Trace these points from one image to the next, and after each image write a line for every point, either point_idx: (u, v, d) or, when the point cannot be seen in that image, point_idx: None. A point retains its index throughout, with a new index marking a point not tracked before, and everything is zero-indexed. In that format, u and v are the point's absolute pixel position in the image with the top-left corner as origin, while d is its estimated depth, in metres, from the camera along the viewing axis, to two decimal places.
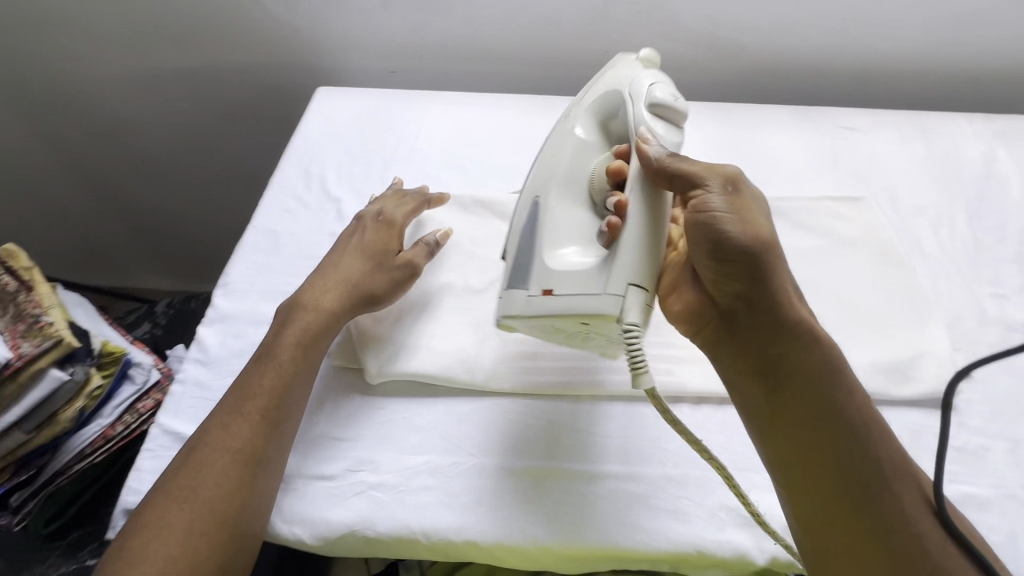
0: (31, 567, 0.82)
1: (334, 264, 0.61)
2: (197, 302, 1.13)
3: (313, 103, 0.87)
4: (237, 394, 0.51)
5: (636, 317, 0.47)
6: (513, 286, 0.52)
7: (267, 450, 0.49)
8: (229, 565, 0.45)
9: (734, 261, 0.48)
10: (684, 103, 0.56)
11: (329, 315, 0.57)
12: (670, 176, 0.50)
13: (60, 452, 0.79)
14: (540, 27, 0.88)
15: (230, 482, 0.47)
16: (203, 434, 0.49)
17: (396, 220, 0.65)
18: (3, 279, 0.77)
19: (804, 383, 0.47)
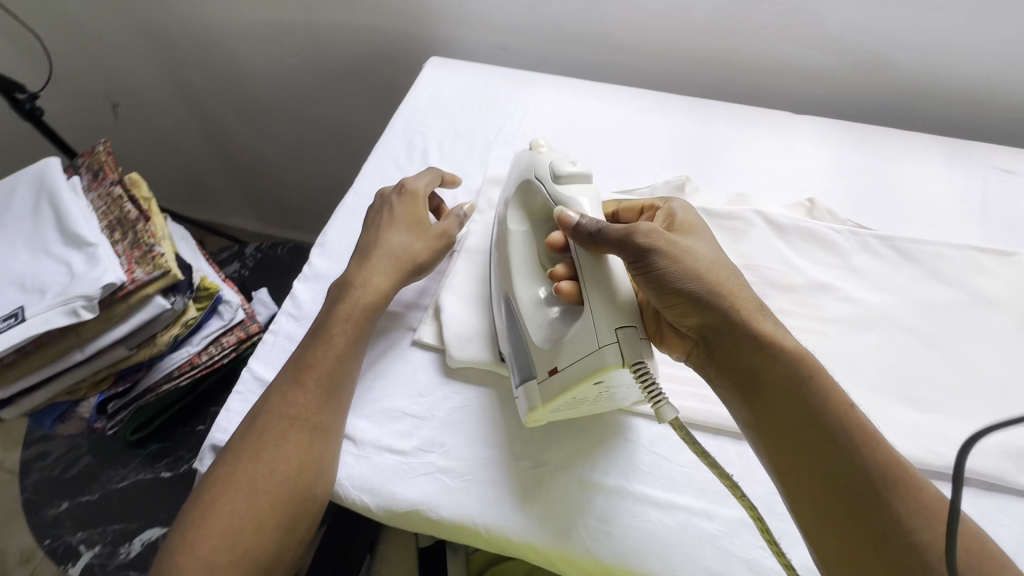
0: (119, 465, 0.92)
1: (373, 238, 0.61)
2: (283, 250, 1.18)
3: (423, 72, 0.86)
4: (296, 365, 0.52)
5: (639, 354, 0.45)
6: (526, 379, 0.52)
7: (328, 418, 0.51)
8: (292, 525, 0.47)
9: (676, 285, 0.48)
10: (582, 167, 0.55)
11: (380, 288, 0.58)
12: (597, 242, 0.49)
13: (151, 370, 0.86)
14: (669, 18, 0.83)
15: (295, 448, 0.48)
16: (266, 402, 0.51)
17: (423, 191, 0.64)
18: (124, 204, 0.81)
19: (778, 394, 0.46)
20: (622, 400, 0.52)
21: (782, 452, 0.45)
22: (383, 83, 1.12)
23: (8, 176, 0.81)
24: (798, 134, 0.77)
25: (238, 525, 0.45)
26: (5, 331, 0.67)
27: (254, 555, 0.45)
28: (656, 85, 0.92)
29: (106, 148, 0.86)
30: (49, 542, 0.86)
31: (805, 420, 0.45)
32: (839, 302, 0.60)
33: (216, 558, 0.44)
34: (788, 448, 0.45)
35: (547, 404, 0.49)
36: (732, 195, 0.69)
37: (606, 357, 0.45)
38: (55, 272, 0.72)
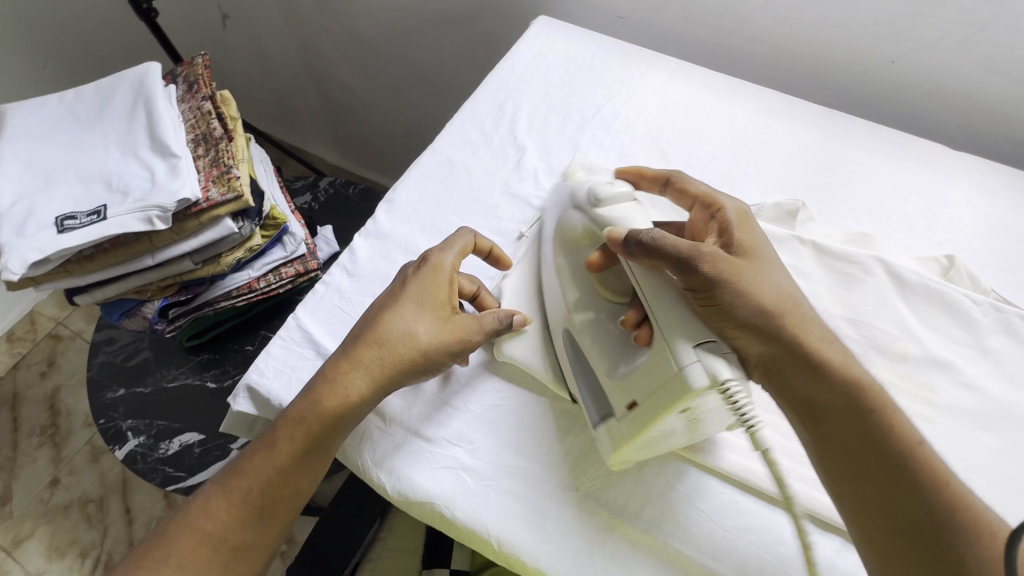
0: (172, 365, 0.98)
1: (375, 312, 0.51)
2: (354, 191, 1.18)
3: (529, 32, 0.80)
4: (235, 466, 0.48)
5: (727, 368, 0.39)
6: (604, 417, 0.47)
7: (249, 534, 0.47)
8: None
9: (730, 292, 0.44)
10: (624, 184, 0.52)
11: (352, 392, 0.48)
12: (649, 250, 0.45)
13: (213, 287, 0.89)
14: (824, 9, 0.70)
15: (203, 563, 0.45)
16: (192, 502, 0.47)
17: (447, 272, 0.52)
18: (211, 120, 0.81)
19: (836, 414, 0.43)
20: (710, 428, 0.46)
21: (836, 471, 0.42)
22: (484, 36, 1.06)
23: (112, 74, 0.83)
24: (950, 174, 0.64)
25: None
26: (87, 226, 0.71)
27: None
28: (786, 84, 0.81)
29: (204, 61, 0.86)
30: (103, 422, 0.94)
31: (857, 435, 0.41)
32: (956, 387, 0.51)
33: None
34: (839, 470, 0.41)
35: (630, 442, 0.44)
36: (852, 233, 0.59)
37: (690, 378, 0.39)
38: (138, 177, 0.74)
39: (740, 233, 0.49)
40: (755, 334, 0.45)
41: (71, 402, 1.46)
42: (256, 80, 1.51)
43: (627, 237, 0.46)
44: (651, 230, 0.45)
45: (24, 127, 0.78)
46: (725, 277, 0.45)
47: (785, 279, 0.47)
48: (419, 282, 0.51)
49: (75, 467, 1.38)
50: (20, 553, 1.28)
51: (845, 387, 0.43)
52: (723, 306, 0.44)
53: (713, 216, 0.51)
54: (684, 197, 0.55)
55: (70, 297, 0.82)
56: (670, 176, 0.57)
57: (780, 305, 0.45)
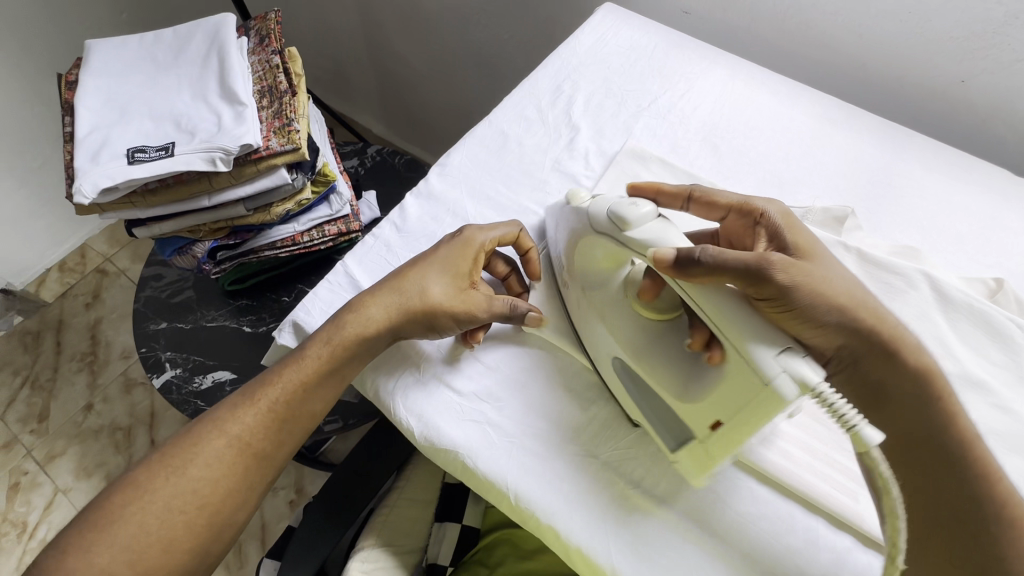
0: (212, 307, 1.03)
1: (401, 270, 0.54)
2: (400, 161, 1.21)
3: (595, 16, 0.80)
4: (261, 382, 0.52)
5: (814, 372, 0.38)
6: (683, 441, 0.46)
7: (266, 446, 0.50)
8: (199, 548, 0.48)
9: (801, 293, 0.45)
10: (648, 202, 0.49)
11: (373, 322, 0.51)
12: (709, 268, 0.44)
13: (260, 237, 0.93)
14: (900, 20, 0.69)
15: (220, 468, 0.49)
16: (217, 412, 0.51)
17: (476, 244, 0.54)
18: (278, 74, 0.84)
19: (902, 398, 0.47)
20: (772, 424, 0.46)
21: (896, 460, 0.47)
22: (545, 20, 1.07)
23: (190, 21, 0.87)
24: (1007, 199, 0.63)
25: (140, 539, 0.46)
26: (156, 161, 0.75)
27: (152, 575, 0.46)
28: (851, 94, 0.80)
29: (276, 17, 0.89)
30: (144, 351, 0.99)
31: (920, 423, 0.46)
32: (989, 408, 0.50)
33: (112, 566, 0.45)
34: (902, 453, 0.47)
35: (717, 461, 0.44)
36: (899, 245, 0.59)
37: (782, 393, 0.38)
38: (206, 120, 0.78)
39: (792, 236, 0.50)
40: (833, 333, 0.47)
41: (111, 334, 1.54)
42: (317, 45, 1.56)
43: (678, 259, 0.44)
44: (706, 249, 0.43)
45: (105, 62, 0.82)
46: (801, 279, 0.45)
47: (843, 273, 0.49)
48: (446, 247, 0.54)
49: (109, 395, 1.45)
50: (52, 468, 1.36)
51: (913, 378, 0.47)
52: (799, 305, 0.45)
53: (759, 223, 0.52)
54: (715, 209, 0.55)
55: (129, 228, 0.87)
56: (692, 193, 0.56)
57: (850, 298, 0.47)
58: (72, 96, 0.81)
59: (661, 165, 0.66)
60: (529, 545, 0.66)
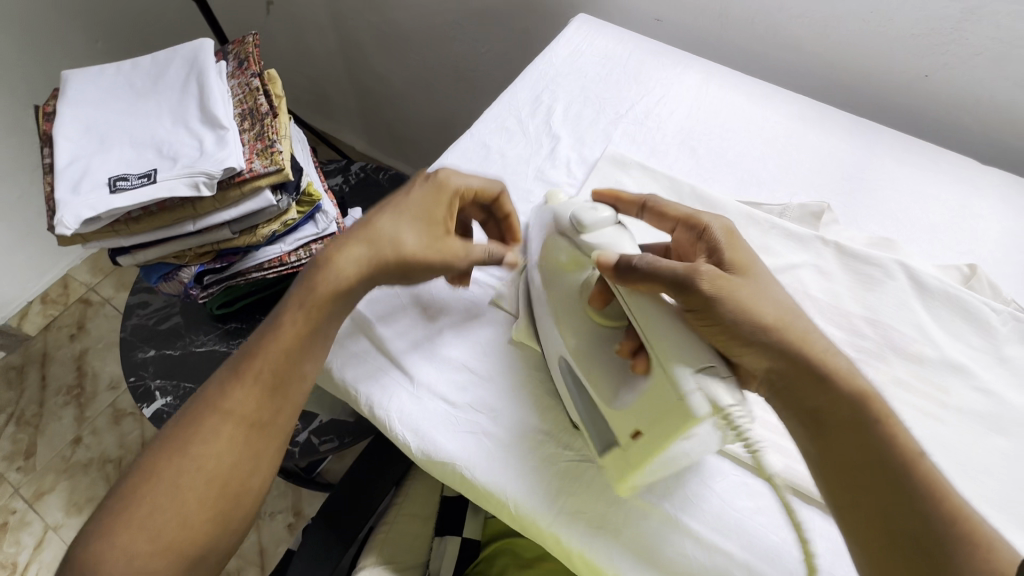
0: (201, 332, 1.02)
1: (368, 218, 0.55)
2: (384, 177, 1.21)
3: (569, 27, 0.82)
4: (245, 352, 0.51)
5: (727, 395, 0.40)
6: (608, 447, 0.47)
7: (268, 413, 0.49)
8: (222, 521, 0.47)
9: (729, 309, 0.45)
10: (609, 210, 0.53)
11: (346, 282, 0.52)
12: (645, 276, 0.47)
13: (246, 259, 0.93)
14: (862, 21, 0.72)
15: (224, 440, 0.48)
16: (208, 388, 0.50)
17: (451, 189, 0.56)
18: (259, 96, 0.85)
19: (837, 429, 0.44)
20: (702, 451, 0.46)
21: (840, 480, 0.44)
22: (522, 32, 1.08)
23: (168, 48, 0.87)
24: (977, 187, 0.65)
25: (158, 522, 0.45)
26: (139, 188, 0.75)
27: (177, 549, 0.45)
28: (821, 92, 0.82)
29: (254, 40, 0.90)
30: (133, 380, 0.98)
31: (864, 446, 0.43)
32: (971, 391, 0.52)
33: (134, 548, 0.44)
34: (843, 484, 0.43)
35: (637, 471, 0.44)
36: (875, 237, 0.61)
37: (693, 408, 0.40)
38: (188, 145, 0.78)
39: (731, 251, 0.50)
40: (760, 351, 0.46)
41: (97, 365, 1.51)
42: (297, 66, 1.57)
43: (618, 264, 0.48)
44: (643, 257, 0.47)
45: (83, 92, 0.82)
46: (726, 295, 0.46)
47: (776, 294, 0.48)
48: (423, 191, 0.55)
49: (98, 427, 1.43)
50: (41, 506, 1.33)
51: (842, 404, 0.45)
52: (723, 318, 0.46)
53: (702, 236, 0.52)
54: (665, 220, 0.55)
55: (114, 257, 0.86)
56: (646, 201, 0.57)
57: (777, 319, 0.46)
58: (50, 127, 0.81)
59: (641, 170, 0.67)
60: (531, 553, 0.66)
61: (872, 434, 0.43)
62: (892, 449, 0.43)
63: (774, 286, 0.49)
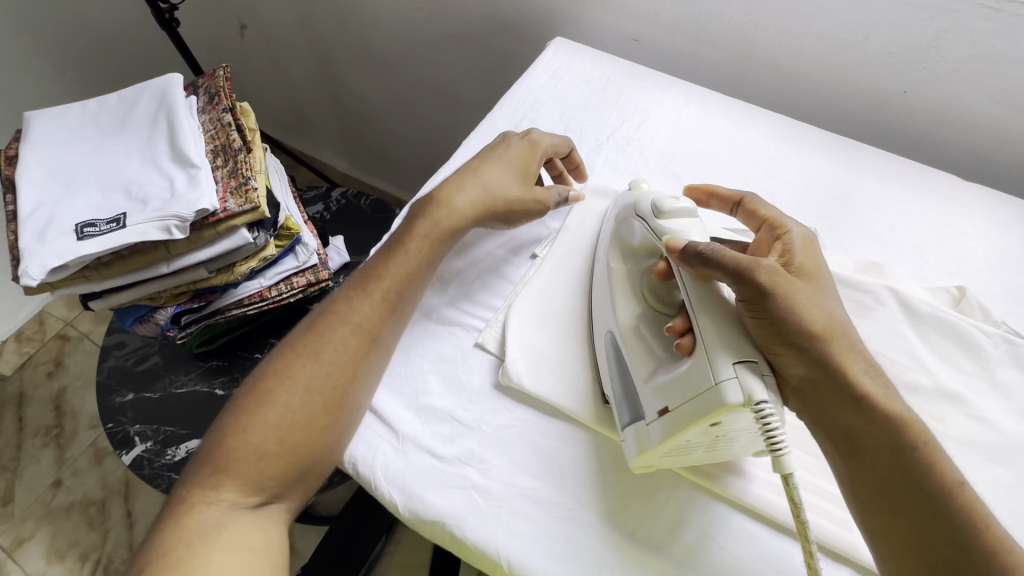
0: (181, 372, 0.99)
1: (472, 169, 0.60)
2: (366, 202, 1.19)
3: (546, 51, 0.81)
4: (365, 274, 0.54)
5: (763, 390, 0.41)
6: (636, 419, 0.48)
7: (385, 330, 0.52)
8: (338, 428, 0.48)
9: (784, 312, 0.44)
10: (693, 202, 0.53)
11: (460, 221, 0.58)
12: (708, 263, 0.46)
13: (225, 296, 0.90)
14: (838, 39, 0.72)
15: (348, 351, 0.50)
16: (331, 304, 0.53)
17: (542, 147, 0.62)
18: (231, 132, 0.82)
19: (873, 449, 0.43)
20: (737, 449, 0.47)
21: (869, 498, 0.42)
22: (500, 53, 1.07)
23: (136, 84, 0.85)
24: (961, 205, 0.65)
25: (288, 417, 0.47)
26: (107, 234, 0.72)
27: (298, 452, 0.47)
28: (800, 110, 0.82)
29: (225, 73, 0.87)
30: (111, 426, 0.94)
31: (899, 469, 0.42)
32: (967, 420, 0.51)
33: (266, 445, 0.46)
34: (873, 504, 0.42)
35: (661, 446, 0.45)
36: (864, 261, 0.60)
37: (725, 394, 0.41)
38: (159, 186, 0.75)
39: (801, 256, 0.49)
40: (802, 358, 0.45)
41: (77, 403, 1.47)
42: (274, 89, 1.55)
43: (686, 248, 0.48)
44: (712, 244, 0.46)
45: (48, 134, 0.80)
46: (784, 298, 0.45)
47: (837, 307, 0.47)
48: (520, 145, 0.62)
49: (79, 469, 1.38)
50: (20, 554, 1.28)
51: (878, 425, 0.43)
52: (775, 316, 0.45)
53: (779, 238, 0.51)
54: (753, 218, 0.55)
55: (86, 301, 0.83)
56: (744, 199, 0.56)
57: (829, 330, 0.45)
58: (13, 172, 0.78)
59: None
60: None
61: (911, 460, 0.42)
62: (928, 472, 0.41)
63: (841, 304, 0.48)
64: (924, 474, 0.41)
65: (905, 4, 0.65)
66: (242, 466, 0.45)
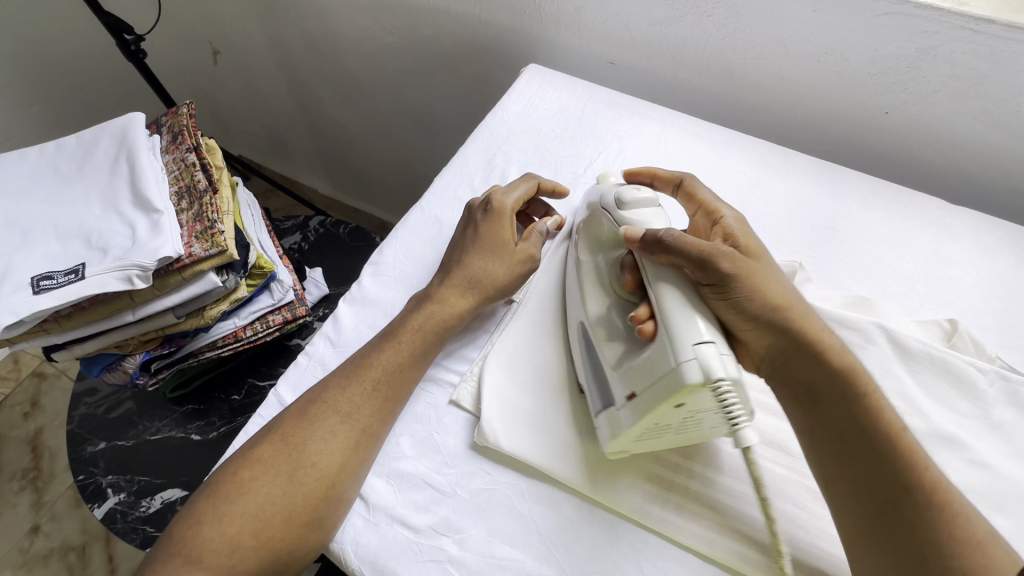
0: (155, 417, 0.95)
1: (453, 262, 0.57)
2: (344, 231, 1.16)
3: (519, 80, 0.79)
4: (360, 360, 0.52)
5: (721, 367, 0.40)
6: (607, 406, 0.48)
7: (377, 424, 0.49)
8: (319, 522, 0.45)
9: (741, 285, 0.45)
10: (652, 193, 0.54)
11: (456, 307, 0.55)
12: (668, 249, 0.46)
13: (197, 339, 0.87)
14: (817, 61, 0.70)
15: (336, 443, 0.47)
16: (323, 389, 0.50)
17: (508, 209, 0.59)
18: (195, 172, 0.80)
19: (830, 402, 0.44)
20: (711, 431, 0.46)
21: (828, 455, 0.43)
22: (474, 77, 1.04)
23: (95, 125, 0.82)
24: (949, 230, 0.63)
25: (268, 509, 0.44)
26: (64, 287, 0.68)
27: (275, 546, 0.43)
28: (781, 132, 0.80)
29: (189, 110, 0.86)
30: (82, 479, 0.90)
31: (850, 426, 0.42)
32: (965, 465, 0.48)
33: (240, 538, 0.43)
34: (831, 453, 0.43)
35: (631, 431, 0.44)
36: (851, 296, 0.58)
37: (685, 374, 0.40)
38: (119, 234, 0.71)
39: (744, 237, 0.50)
40: (762, 327, 0.46)
41: (54, 444, 1.42)
42: (250, 114, 1.52)
43: (645, 236, 0.47)
44: (671, 230, 0.46)
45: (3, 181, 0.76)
46: (742, 272, 0.45)
47: (785, 281, 0.48)
48: (486, 217, 0.59)
49: (57, 513, 1.33)
50: None
51: (835, 377, 0.44)
52: (738, 296, 0.45)
53: (715, 223, 0.51)
54: (692, 203, 0.54)
55: (49, 353, 0.79)
56: (682, 180, 0.56)
57: (785, 300, 0.46)
58: None
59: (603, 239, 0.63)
60: None
61: (862, 406, 0.43)
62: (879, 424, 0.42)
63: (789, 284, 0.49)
64: (876, 425, 0.42)
65: (884, 27, 0.63)
66: (215, 560, 0.42)
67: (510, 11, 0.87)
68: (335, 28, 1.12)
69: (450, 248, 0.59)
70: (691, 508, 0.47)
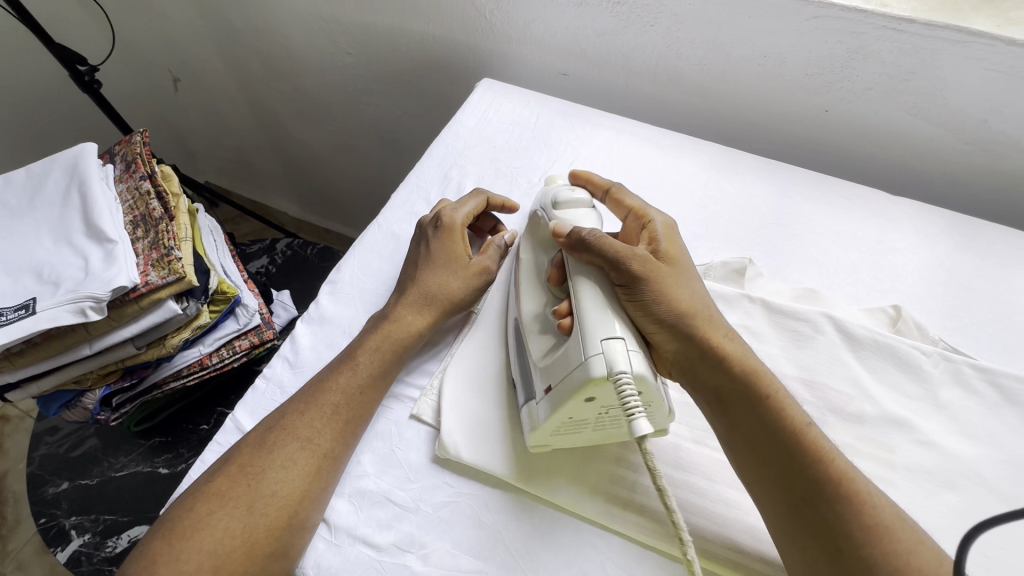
0: (121, 453, 0.92)
1: (408, 279, 0.58)
2: (312, 251, 1.16)
3: (474, 94, 0.80)
4: (316, 385, 0.51)
5: (625, 362, 0.42)
6: (528, 400, 0.49)
7: (337, 448, 0.49)
8: (281, 551, 0.44)
9: (651, 285, 0.48)
10: (585, 194, 0.56)
11: (415, 324, 0.55)
12: (589, 247, 0.49)
13: (160, 369, 0.85)
14: (757, 65, 0.72)
15: (298, 473, 0.46)
16: (282, 418, 0.49)
17: (458, 224, 0.59)
18: (150, 200, 0.79)
19: (737, 406, 0.45)
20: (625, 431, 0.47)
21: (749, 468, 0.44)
22: (432, 92, 1.05)
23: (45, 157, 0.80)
24: (890, 220, 0.66)
25: (224, 548, 0.42)
26: (13, 322, 0.65)
27: None
28: (730, 135, 0.83)
29: (142, 139, 0.85)
30: (44, 521, 0.87)
31: (760, 432, 0.44)
32: (914, 446, 0.49)
33: None
34: (750, 461, 0.44)
35: (546, 424, 0.46)
36: (800, 289, 0.59)
37: (591, 368, 0.42)
38: (72, 266, 0.70)
39: (666, 242, 0.52)
40: (671, 331, 0.48)
41: (19, 488, 1.37)
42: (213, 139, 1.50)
43: (572, 233, 0.50)
44: (592, 230, 0.49)
45: None
46: (650, 275, 0.48)
47: (697, 287, 0.51)
48: (437, 235, 0.59)
49: (23, 561, 1.27)
50: None
51: (738, 380, 0.46)
52: (646, 297, 0.47)
53: (644, 227, 0.54)
54: (621, 209, 0.58)
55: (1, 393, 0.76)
56: (610, 188, 0.59)
57: (692, 307, 0.49)
58: None
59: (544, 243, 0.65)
60: None
61: (767, 410, 0.44)
62: (784, 429, 0.43)
63: (708, 297, 0.51)
64: (782, 426, 0.43)
65: (817, 29, 0.66)
66: None
67: (463, 28, 0.89)
68: (292, 51, 1.12)
69: (405, 266, 0.59)
70: (654, 506, 0.47)
